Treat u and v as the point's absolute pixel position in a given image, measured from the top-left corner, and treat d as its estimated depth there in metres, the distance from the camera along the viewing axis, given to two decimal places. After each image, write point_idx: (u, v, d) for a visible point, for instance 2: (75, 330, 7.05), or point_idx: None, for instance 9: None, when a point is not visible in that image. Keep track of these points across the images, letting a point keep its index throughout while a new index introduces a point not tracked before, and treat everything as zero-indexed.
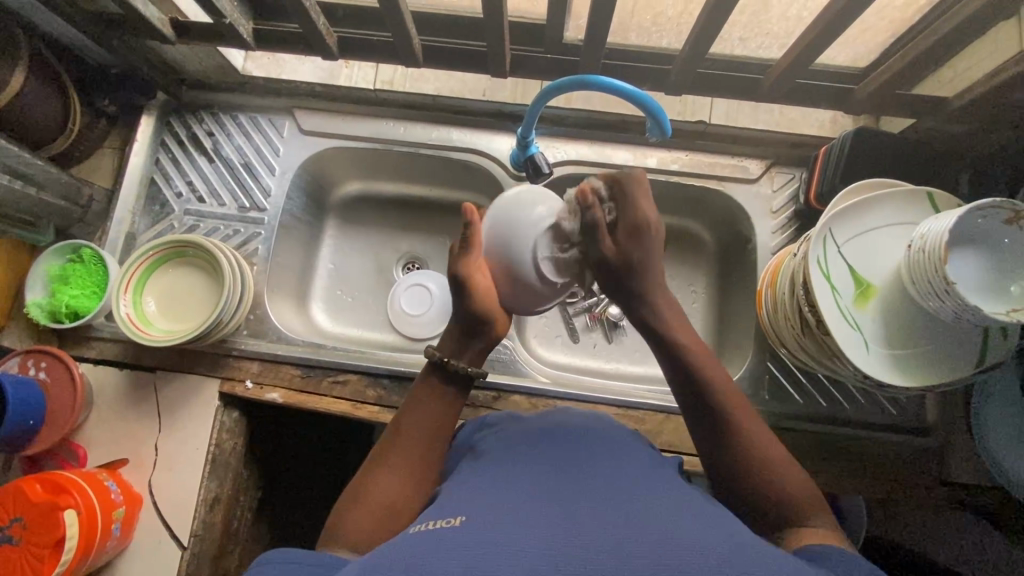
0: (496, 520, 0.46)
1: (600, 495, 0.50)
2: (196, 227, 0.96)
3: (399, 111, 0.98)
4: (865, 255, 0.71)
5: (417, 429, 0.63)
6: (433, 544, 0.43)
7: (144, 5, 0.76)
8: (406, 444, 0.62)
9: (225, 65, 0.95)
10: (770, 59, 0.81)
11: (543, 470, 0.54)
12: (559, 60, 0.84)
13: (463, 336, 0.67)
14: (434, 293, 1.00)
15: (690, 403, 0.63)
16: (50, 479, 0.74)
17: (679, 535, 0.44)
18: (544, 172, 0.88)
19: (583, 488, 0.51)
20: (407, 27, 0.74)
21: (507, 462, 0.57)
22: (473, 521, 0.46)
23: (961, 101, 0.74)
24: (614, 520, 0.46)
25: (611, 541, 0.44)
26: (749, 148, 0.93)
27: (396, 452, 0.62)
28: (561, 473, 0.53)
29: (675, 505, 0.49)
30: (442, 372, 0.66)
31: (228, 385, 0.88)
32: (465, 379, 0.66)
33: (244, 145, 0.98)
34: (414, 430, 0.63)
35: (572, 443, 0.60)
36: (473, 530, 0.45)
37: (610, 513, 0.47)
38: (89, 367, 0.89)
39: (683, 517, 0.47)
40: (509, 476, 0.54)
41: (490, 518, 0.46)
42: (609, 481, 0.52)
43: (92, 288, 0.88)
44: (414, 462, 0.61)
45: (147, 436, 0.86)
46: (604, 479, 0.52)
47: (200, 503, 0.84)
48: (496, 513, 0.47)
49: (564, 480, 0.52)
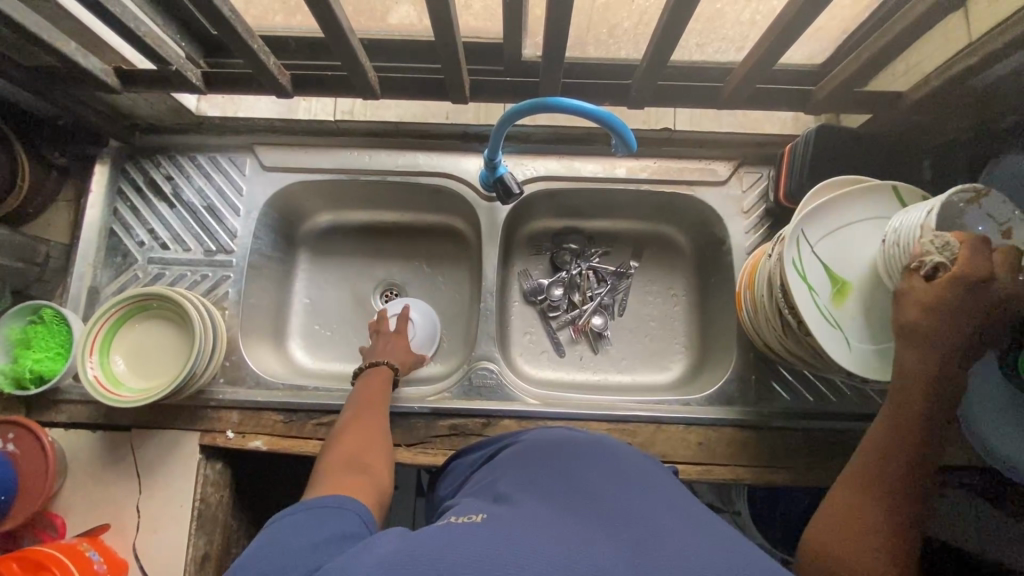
0: (513, 522, 0.46)
1: (609, 503, 0.50)
2: (162, 275, 0.93)
3: (363, 139, 0.96)
4: (840, 253, 0.72)
5: (370, 410, 0.74)
6: (457, 536, 0.44)
7: (85, 57, 0.73)
8: (360, 411, 0.74)
9: (179, 108, 0.92)
10: (729, 63, 0.81)
11: (544, 490, 0.53)
12: (519, 80, 0.83)
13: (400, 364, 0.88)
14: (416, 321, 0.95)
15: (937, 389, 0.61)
16: (27, 556, 0.72)
17: (689, 549, 0.44)
18: (515, 193, 0.87)
19: (592, 497, 0.51)
20: (360, 59, 0.73)
21: (509, 484, 0.56)
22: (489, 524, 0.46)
23: (917, 94, 0.75)
24: (624, 525, 0.46)
25: (631, 543, 0.44)
26: (715, 150, 0.94)
27: (354, 425, 0.71)
28: (562, 492, 0.52)
29: (677, 514, 0.49)
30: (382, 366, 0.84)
31: (208, 437, 0.85)
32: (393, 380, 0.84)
33: (205, 187, 0.95)
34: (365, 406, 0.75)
35: (576, 458, 0.60)
36: (491, 529, 0.45)
37: (622, 519, 0.47)
38: (61, 432, 0.85)
39: (687, 527, 0.47)
40: (516, 490, 0.53)
41: (506, 520, 0.46)
42: (616, 489, 0.52)
43: (56, 349, 0.85)
44: (371, 428, 0.71)
45: (128, 498, 0.83)
46: (608, 492, 0.52)
47: (189, 563, 0.81)
48: (507, 524, 0.45)
49: (569, 497, 0.51)
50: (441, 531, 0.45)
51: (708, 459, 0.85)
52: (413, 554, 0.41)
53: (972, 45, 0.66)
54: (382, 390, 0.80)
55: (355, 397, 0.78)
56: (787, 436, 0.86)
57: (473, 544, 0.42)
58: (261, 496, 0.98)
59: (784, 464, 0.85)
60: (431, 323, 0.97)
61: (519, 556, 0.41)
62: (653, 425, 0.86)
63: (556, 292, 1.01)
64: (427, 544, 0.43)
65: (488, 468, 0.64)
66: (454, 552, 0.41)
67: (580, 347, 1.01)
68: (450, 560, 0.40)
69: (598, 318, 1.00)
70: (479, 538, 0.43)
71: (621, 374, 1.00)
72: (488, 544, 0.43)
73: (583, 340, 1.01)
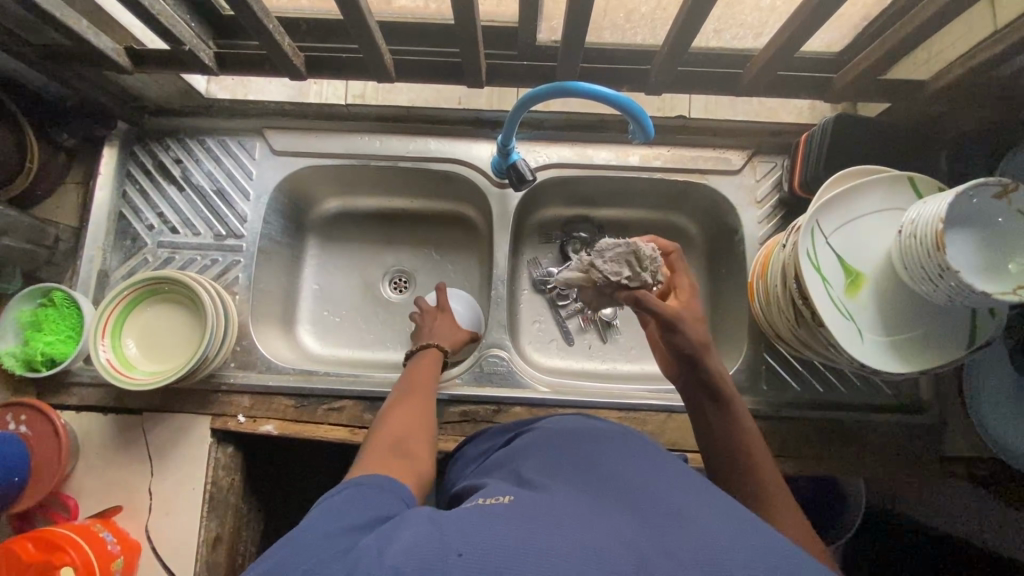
0: (543, 503, 0.46)
1: (638, 484, 0.49)
2: (172, 260, 0.93)
3: (373, 124, 0.95)
4: (855, 244, 0.72)
5: (416, 394, 0.74)
6: (481, 522, 0.42)
7: (96, 36, 0.72)
8: (413, 391, 0.75)
9: (189, 90, 0.91)
10: (748, 49, 0.80)
11: (563, 473, 0.53)
12: (535, 65, 0.82)
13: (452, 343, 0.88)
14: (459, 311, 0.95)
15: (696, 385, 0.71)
16: (41, 536, 0.72)
17: (718, 532, 0.43)
18: (528, 179, 0.86)
19: (621, 478, 0.50)
20: (376, 41, 0.72)
21: (526, 466, 0.56)
22: (516, 505, 0.46)
23: (938, 84, 0.74)
24: (654, 508, 0.46)
25: (657, 526, 0.44)
26: (730, 139, 0.93)
27: (400, 409, 0.71)
28: (581, 475, 0.52)
29: (702, 495, 0.49)
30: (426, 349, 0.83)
31: (219, 420, 0.85)
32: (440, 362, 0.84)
33: (215, 170, 0.94)
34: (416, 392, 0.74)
35: (599, 440, 0.59)
36: (519, 510, 0.44)
37: (645, 501, 0.47)
38: (72, 415, 0.85)
39: (715, 509, 0.47)
40: (543, 470, 0.54)
41: (535, 503, 0.46)
42: (636, 472, 0.52)
43: (66, 332, 0.85)
44: (417, 411, 0.71)
45: (140, 481, 0.83)
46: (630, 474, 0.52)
47: (202, 545, 0.81)
48: (531, 508, 0.45)
49: (590, 479, 0.51)
50: (470, 512, 0.44)
51: None
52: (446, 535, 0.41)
53: (997, 34, 0.65)
54: (428, 376, 0.79)
55: (404, 384, 0.77)
56: (796, 426, 0.86)
57: (506, 526, 0.42)
58: (271, 480, 0.98)
59: (793, 453, 0.85)
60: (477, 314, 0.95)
61: (549, 539, 0.41)
62: (663, 414, 0.87)
63: None
64: (458, 525, 0.42)
65: (502, 451, 0.64)
66: (487, 534, 0.41)
67: (590, 336, 1.01)
68: (485, 543, 0.40)
69: (608, 307, 1.00)
70: (511, 520, 0.43)
71: (629, 363, 1.00)
72: (518, 534, 0.41)
73: (592, 329, 1.01)
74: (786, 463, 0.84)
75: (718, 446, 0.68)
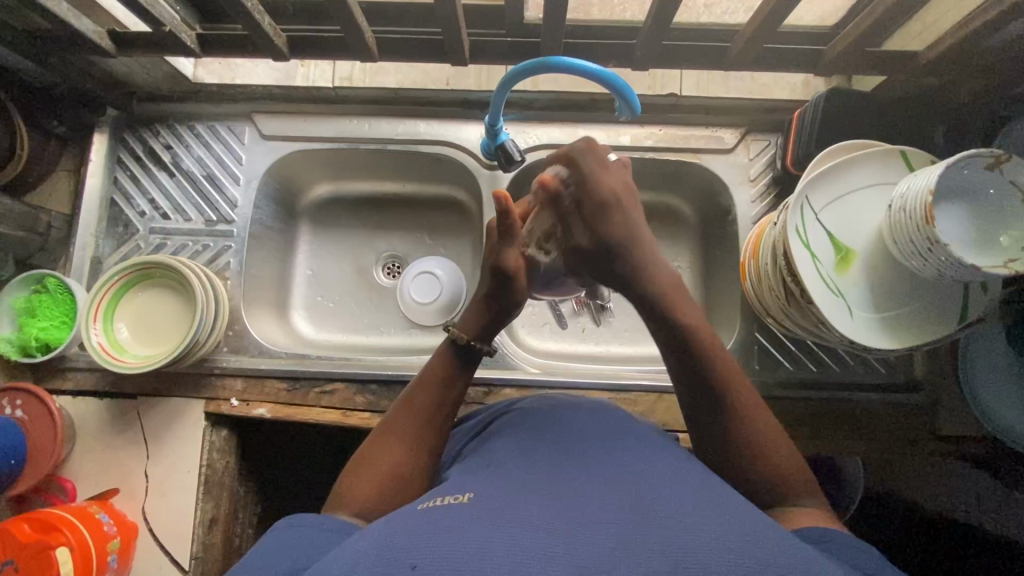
0: (504, 498, 0.45)
1: (607, 478, 0.48)
2: (164, 245, 0.93)
3: (362, 107, 0.94)
4: (845, 220, 0.71)
5: (427, 403, 0.63)
6: (444, 517, 0.43)
7: (77, 19, 0.72)
8: (428, 395, 0.63)
9: (176, 74, 0.90)
10: (737, 24, 0.79)
11: (540, 457, 0.53)
12: (521, 41, 0.81)
13: (481, 318, 0.69)
14: (442, 279, 0.98)
15: (665, 333, 0.62)
16: (38, 518, 0.74)
17: (683, 512, 0.44)
18: (516, 159, 0.86)
19: (587, 467, 0.50)
20: (356, 19, 0.71)
21: (507, 449, 0.56)
22: (476, 501, 0.45)
23: (932, 54, 0.73)
24: (616, 493, 0.46)
25: (623, 505, 0.44)
26: (722, 117, 0.92)
27: (403, 418, 0.62)
28: (558, 459, 0.52)
29: (672, 481, 0.49)
30: (462, 350, 0.66)
31: (213, 404, 0.86)
32: (477, 358, 0.68)
33: (204, 156, 0.94)
34: (425, 407, 0.63)
35: (577, 425, 0.59)
36: (476, 509, 0.44)
37: (615, 484, 0.47)
38: (68, 400, 0.86)
39: (682, 493, 0.47)
40: (510, 459, 0.53)
41: (493, 498, 0.45)
42: (611, 457, 0.52)
43: (60, 318, 0.85)
44: (424, 435, 0.61)
45: (136, 464, 0.84)
46: (605, 458, 0.52)
47: (198, 525, 0.82)
48: (499, 497, 0.46)
49: (566, 463, 0.51)
50: (422, 518, 0.44)
51: None
52: (395, 546, 0.40)
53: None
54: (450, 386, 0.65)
55: (419, 378, 0.65)
56: (787, 406, 0.86)
57: (457, 532, 0.41)
58: (265, 464, 0.99)
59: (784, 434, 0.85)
60: (458, 279, 0.99)
61: (510, 526, 0.41)
62: (654, 395, 0.86)
63: None
64: (412, 533, 0.41)
65: (489, 430, 0.64)
66: (436, 535, 0.41)
67: (582, 319, 1.01)
68: (433, 552, 0.39)
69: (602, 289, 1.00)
70: (464, 525, 0.42)
71: (622, 345, 1.00)
72: (478, 523, 0.42)
73: (586, 312, 1.01)
74: None
75: (703, 407, 0.60)
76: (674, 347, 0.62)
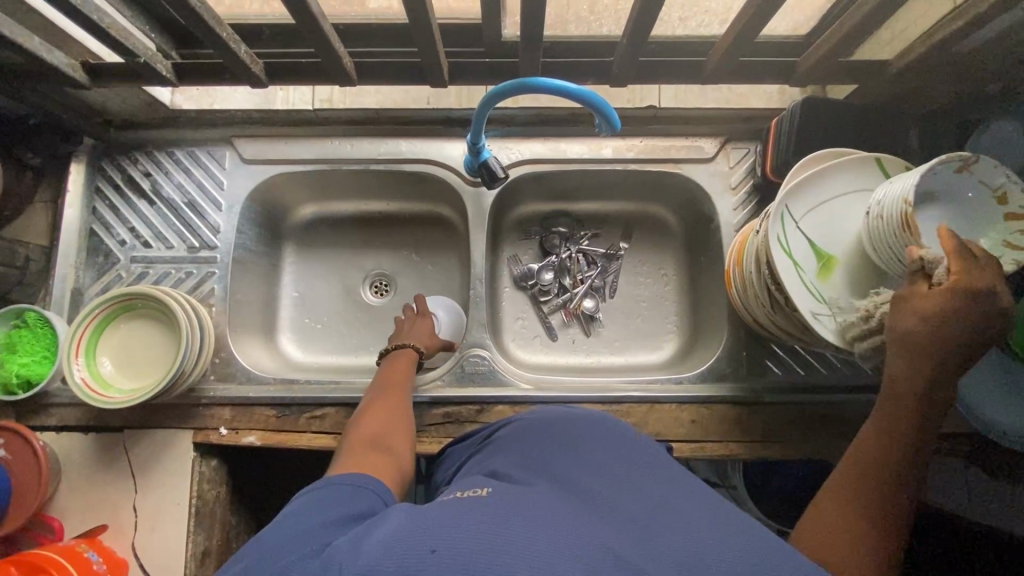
0: (519, 499, 0.45)
1: (611, 485, 0.48)
2: (146, 274, 0.92)
3: (343, 128, 0.94)
4: (825, 228, 0.72)
5: (396, 386, 0.77)
6: (464, 511, 0.43)
7: (50, 53, 0.71)
8: (393, 381, 0.78)
9: (153, 102, 0.89)
10: (712, 37, 0.80)
11: (544, 468, 0.52)
12: (499, 61, 0.81)
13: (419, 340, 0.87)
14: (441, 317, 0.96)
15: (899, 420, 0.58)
16: (25, 560, 0.72)
17: (690, 517, 0.44)
18: (500, 176, 0.86)
19: (595, 476, 0.50)
20: (334, 45, 0.71)
21: (512, 462, 0.56)
22: (494, 500, 0.45)
23: (902, 62, 0.75)
24: (624, 502, 0.46)
25: (633, 513, 0.44)
26: (701, 127, 0.93)
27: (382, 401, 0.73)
28: (563, 470, 0.51)
29: (681, 488, 0.49)
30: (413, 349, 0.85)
31: (201, 434, 0.85)
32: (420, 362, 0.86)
33: (185, 182, 0.94)
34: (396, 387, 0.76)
35: (580, 434, 0.59)
36: (492, 503, 0.44)
37: (624, 492, 0.47)
38: (52, 436, 0.85)
39: (694, 503, 0.46)
40: (516, 471, 0.53)
41: (511, 498, 0.45)
42: (617, 466, 0.52)
43: (41, 353, 0.83)
44: (397, 407, 0.73)
45: (124, 498, 0.83)
46: (610, 467, 0.52)
47: (190, 559, 0.81)
48: (515, 497, 0.45)
49: (572, 473, 0.51)
50: (444, 510, 0.43)
51: (701, 437, 0.85)
52: (417, 534, 0.40)
53: (957, 10, 0.65)
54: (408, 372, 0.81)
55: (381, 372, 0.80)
56: (777, 412, 0.86)
57: (481, 524, 0.40)
58: (258, 490, 0.98)
59: (776, 437, 0.85)
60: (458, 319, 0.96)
61: (530, 524, 0.41)
62: (646, 405, 0.87)
63: (547, 276, 1.01)
64: (429, 524, 0.41)
65: (487, 449, 0.64)
66: (458, 525, 0.40)
67: (572, 331, 1.01)
68: (456, 539, 0.39)
69: (590, 300, 1.00)
70: (482, 516, 0.41)
71: (613, 355, 1.00)
72: (499, 518, 0.41)
73: (575, 323, 1.01)
74: (770, 448, 0.85)
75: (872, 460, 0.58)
76: (891, 428, 0.59)
